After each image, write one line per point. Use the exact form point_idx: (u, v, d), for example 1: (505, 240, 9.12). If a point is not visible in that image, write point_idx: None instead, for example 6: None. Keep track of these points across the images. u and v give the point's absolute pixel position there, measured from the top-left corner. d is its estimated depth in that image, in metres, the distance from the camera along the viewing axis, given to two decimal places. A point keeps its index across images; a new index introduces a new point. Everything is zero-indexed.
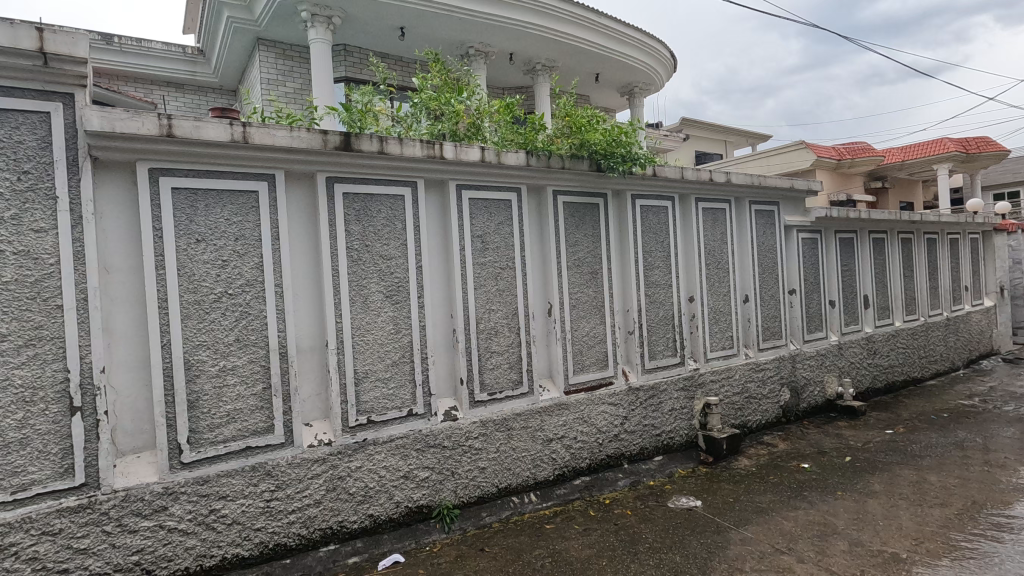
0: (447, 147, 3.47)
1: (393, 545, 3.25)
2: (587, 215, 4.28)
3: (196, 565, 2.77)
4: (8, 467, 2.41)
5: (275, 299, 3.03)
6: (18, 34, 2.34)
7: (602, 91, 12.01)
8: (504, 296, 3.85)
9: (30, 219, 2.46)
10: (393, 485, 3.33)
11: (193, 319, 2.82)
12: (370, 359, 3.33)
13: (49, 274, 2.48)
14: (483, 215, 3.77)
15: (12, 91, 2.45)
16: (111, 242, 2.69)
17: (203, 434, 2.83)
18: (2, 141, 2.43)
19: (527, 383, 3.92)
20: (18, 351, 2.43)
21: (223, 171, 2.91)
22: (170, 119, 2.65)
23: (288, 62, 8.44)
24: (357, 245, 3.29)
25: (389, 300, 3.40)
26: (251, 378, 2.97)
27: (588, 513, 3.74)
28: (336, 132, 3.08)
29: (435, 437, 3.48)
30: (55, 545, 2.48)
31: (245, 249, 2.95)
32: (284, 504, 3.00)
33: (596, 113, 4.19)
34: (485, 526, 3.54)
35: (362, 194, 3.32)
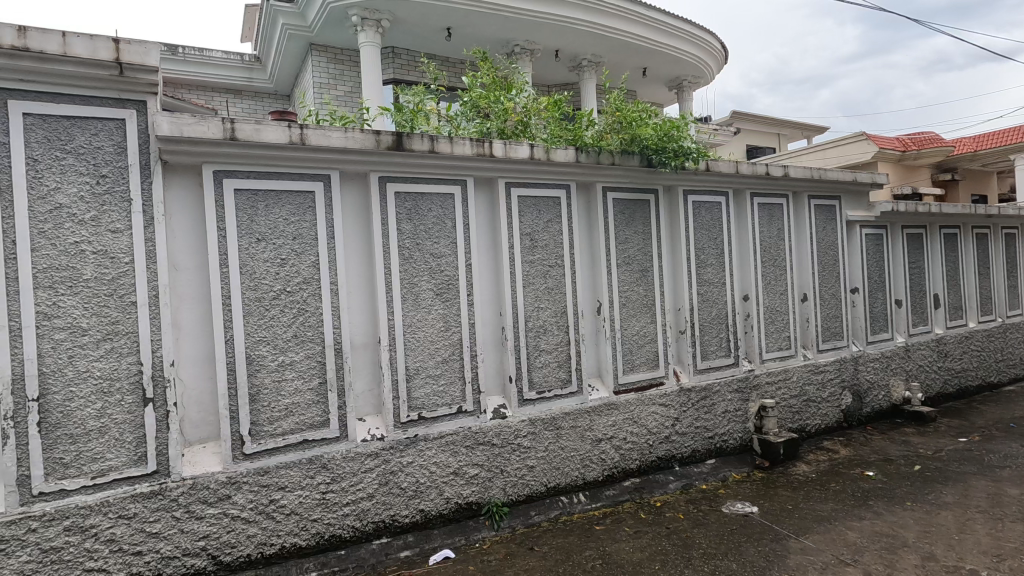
0: (497, 145, 3.47)
1: (443, 541, 3.28)
2: (638, 211, 4.19)
3: (257, 552, 2.88)
4: (89, 453, 2.57)
5: (330, 297, 3.11)
6: (97, 46, 2.49)
7: (649, 85, 11.79)
8: (552, 294, 3.82)
9: (107, 220, 2.60)
10: (443, 481, 3.36)
11: (255, 316, 2.93)
12: (421, 356, 3.37)
13: (124, 273, 2.63)
14: (533, 213, 3.75)
15: (92, 100, 2.60)
16: (179, 242, 2.82)
17: (264, 426, 2.94)
18: (83, 147, 2.58)
19: (576, 382, 3.88)
20: (97, 345, 2.58)
21: (282, 172, 3.00)
22: (233, 123, 2.75)
23: (340, 66, 8.67)
24: (408, 243, 3.33)
25: (439, 297, 3.43)
26: (308, 372, 3.06)
27: (639, 515, 3.67)
28: (389, 132, 3.13)
29: (484, 434, 3.49)
30: (130, 528, 2.62)
31: (302, 247, 3.04)
32: (339, 496, 3.07)
33: (646, 107, 4.09)
34: (534, 525, 3.52)
35: (413, 193, 3.36)
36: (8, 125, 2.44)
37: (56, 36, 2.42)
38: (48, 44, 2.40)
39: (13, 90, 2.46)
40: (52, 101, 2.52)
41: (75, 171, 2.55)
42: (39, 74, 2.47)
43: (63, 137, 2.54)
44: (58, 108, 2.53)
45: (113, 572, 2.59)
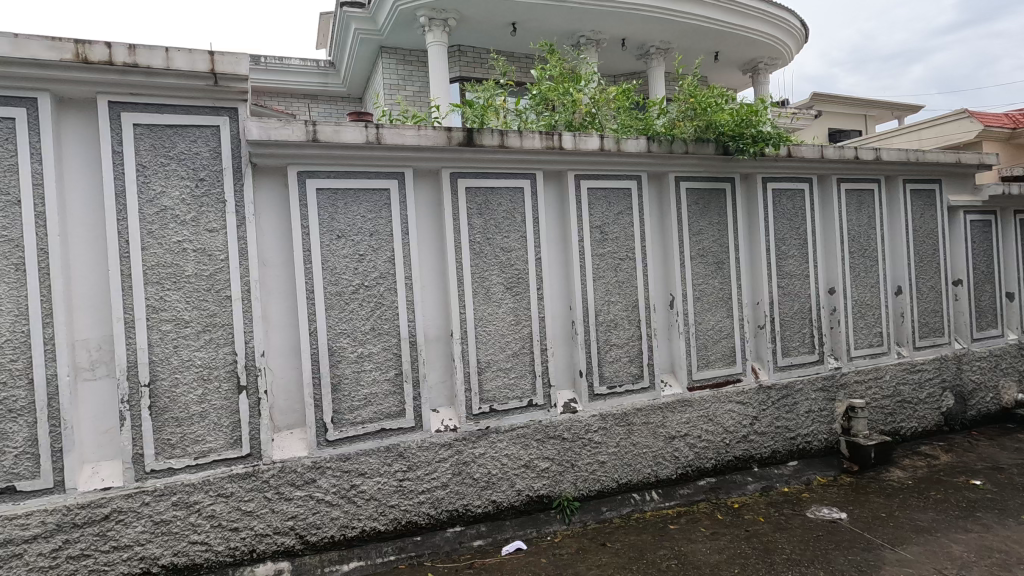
0: (567, 138, 3.43)
1: (515, 532, 3.32)
2: (713, 201, 4.03)
3: (340, 534, 3.02)
4: (192, 435, 2.79)
5: (405, 291, 3.20)
6: (195, 59, 2.68)
7: (721, 69, 11.29)
8: (623, 288, 3.75)
9: (205, 220, 2.81)
10: (514, 473, 3.39)
11: (336, 309, 3.06)
12: (492, 349, 3.41)
13: (221, 269, 2.83)
14: (603, 205, 3.69)
15: (191, 109, 2.81)
16: (268, 240, 3.00)
17: (345, 415, 3.08)
18: (183, 153, 2.79)
19: (647, 377, 3.80)
20: (198, 335, 2.79)
21: (359, 171, 3.12)
22: (315, 125, 2.89)
23: (409, 67, 8.91)
24: (479, 238, 3.37)
25: (509, 291, 3.45)
26: (385, 364, 3.17)
27: (715, 516, 3.54)
28: (460, 128, 3.18)
29: (555, 428, 3.49)
30: (229, 506, 2.83)
31: (379, 243, 3.15)
32: (415, 484, 3.17)
33: (722, 92, 3.92)
34: (605, 521, 3.48)
35: (484, 189, 3.40)
36: (121, 135, 2.68)
37: (160, 51, 2.62)
38: (153, 59, 2.61)
39: (125, 103, 2.70)
40: (158, 112, 2.75)
41: (177, 176, 2.77)
42: (146, 88, 2.69)
43: (166, 145, 2.76)
44: (163, 118, 2.75)
45: (214, 546, 2.81)
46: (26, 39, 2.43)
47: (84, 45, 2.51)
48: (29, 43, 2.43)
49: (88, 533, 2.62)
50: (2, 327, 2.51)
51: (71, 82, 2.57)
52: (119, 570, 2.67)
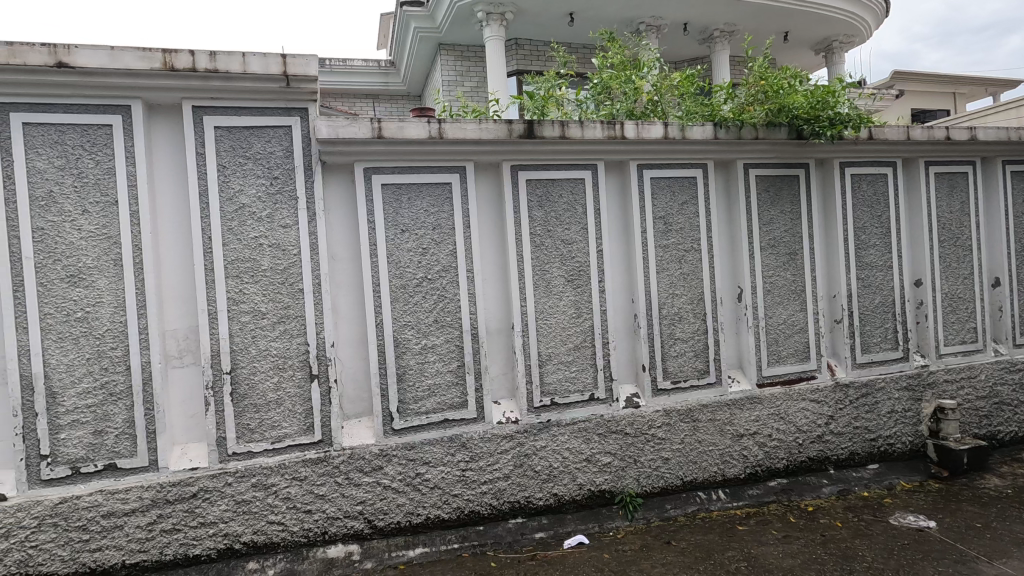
0: (629, 127, 3.35)
1: (577, 526, 3.30)
2: (785, 188, 3.83)
3: (406, 520, 3.11)
4: (269, 421, 2.94)
5: (467, 283, 3.24)
6: (269, 62, 2.80)
7: (793, 50, 10.69)
8: (688, 281, 3.63)
9: (279, 217, 2.94)
10: (576, 467, 3.37)
11: (401, 302, 3.14)
12: (553, 342, 3.39)
13: (293, 263, 2.96)
14: (666, 195, 3.58)
15: (265, 111, 2.94)
16: (336, 234, 3.10)
17: (410, 405, 3.15)
18: (259, 153, 2.93)
19: (714, 373, 3.67)
20: (274, 326, 2.94)
21: (422, 166, 3.17)
22: (380, 122, 2.96)
23: (466, 63, 8.98)
24: (539, 230, 3.36)
25: (570, 284, 3.42)
26: (448, 356, 3.22)
27: (788, 519, 3.39)
28: (521, 120, 3.17)
29: (617, 423, 3.44)
30: (303, 489, 2.97)
31: (441, 237, 3.20)
32: (478, 474, 3.21)
33: (795, 72, 3.71)
34: (669, 519, 3.40)
35: (544, 181, 3.37)
36: (204, 137, 2.85)
37: (238, 56, 2.76)
38: (232, 64, 2.76)
39: (207, 107, 2.86)
40: (236, 115, 2.90)
41: (254, 174, 2.91)
42: (225, 92, 2.84)
43: (244, 145, 2.90)
44: (240, 120, 2.90)
45: (289, 526, 2.95)
46: (121, 51, 2.63)
47: (171, 53, 2.69)
48: (123, 54, 2.63)
49: (178, 509, 2.82)
50: (103, 318, 2.74)
51: (159, 90, 2.75)
52: (205, 545, 2.86)
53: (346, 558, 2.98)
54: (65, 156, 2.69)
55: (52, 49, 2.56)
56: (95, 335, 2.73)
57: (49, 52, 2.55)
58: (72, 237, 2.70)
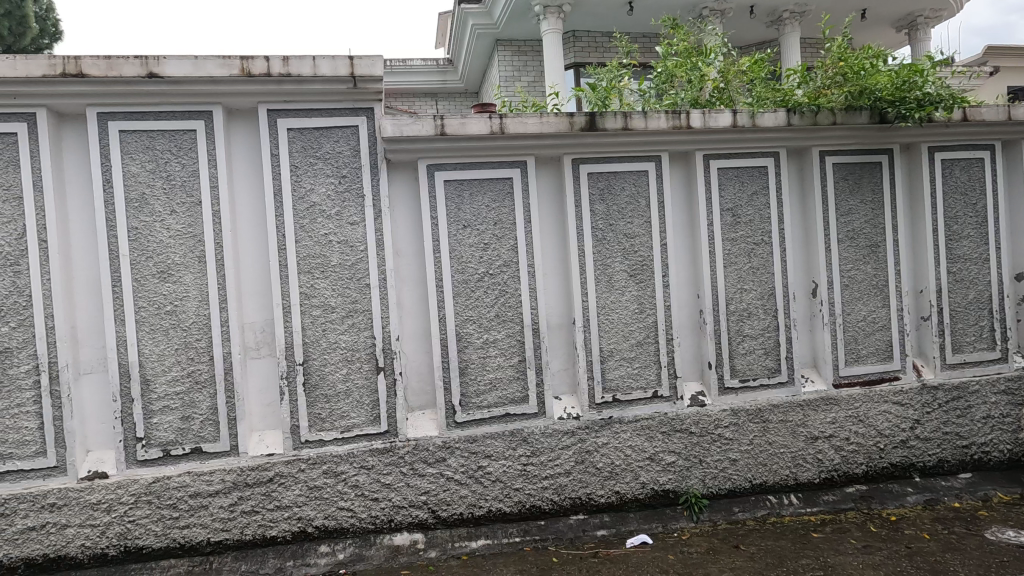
0: (695, 116, 3.24)
1: (640, 525, 3.24)
2: (866, 176, 3.58)
3: (468, 512, 3.16)
4: (338, 411, 3.06)
5: (528, 278, 3.24)
6: (338, 64, 2.90)
7: (872, 28, 9.99)
8: (758, 275, 3.48)
9: (348, 214, 3.04)
10: (639, 465, 3.31)
11: (463, 297, 3.18)
12: (615, 338, 3.34)
13: (361, 259, 3.05)
14: (734, 186, 3.44)
15: (334, 112, 3.04)
16: (401, 231, 3.18)
17: (472, 398, 3.19)
18: (329, 153, 3.03)
19: (786, 371, 3.50)
20: (343, 320, 3.05)
21: (484, 162, 3.19)
22: (442, 119, 3.01)
23: (524, 58, 8.97)
24: (601, 224, 3.31)
25: (633, 279, 3.35)
26: (509, 350, 3.23)
27: (868, 528, 3.19)
28: (582, 113, 3.13)
29: (681, 421, 3.35)
30: (370, 478, 3.07)
31: (502, 232, 3.21)
32: (539, 469, 3.21)
33: (877, 51, 3.47)
34: (737, 522, 3.28)
35: (606, 173, 3.31)
36: (278, 140, 2.98)
37: (309, 60, 2.87)
38: (303, 68, 2.87)
39: (281, 110, 2.99)
40: (306, 116, 3.01)
41: (324, 174, 3.02)
42: (297, 95, 2.96)
43: (314, 146, 3.02)
44: (311, 121, 3.01)
45: (358, 512, 3.06)
46: (204, 60, 2.79)
47: (247, 60, 2.82)
48: (206, 63, 2.79)
49: (257, 492, 2.98)
50: (190, 311, 2.93)
51: (237, 95, 2.90)
52: (281, 527, 3.01)
53: (411, 546, 3.06)
54: (155, 160, 2.89)
55: (144, 61, 2.75)
56: (182, 327, 2.92)
57: (141, 64, 2.74)
58: (162, 235, 2.89)
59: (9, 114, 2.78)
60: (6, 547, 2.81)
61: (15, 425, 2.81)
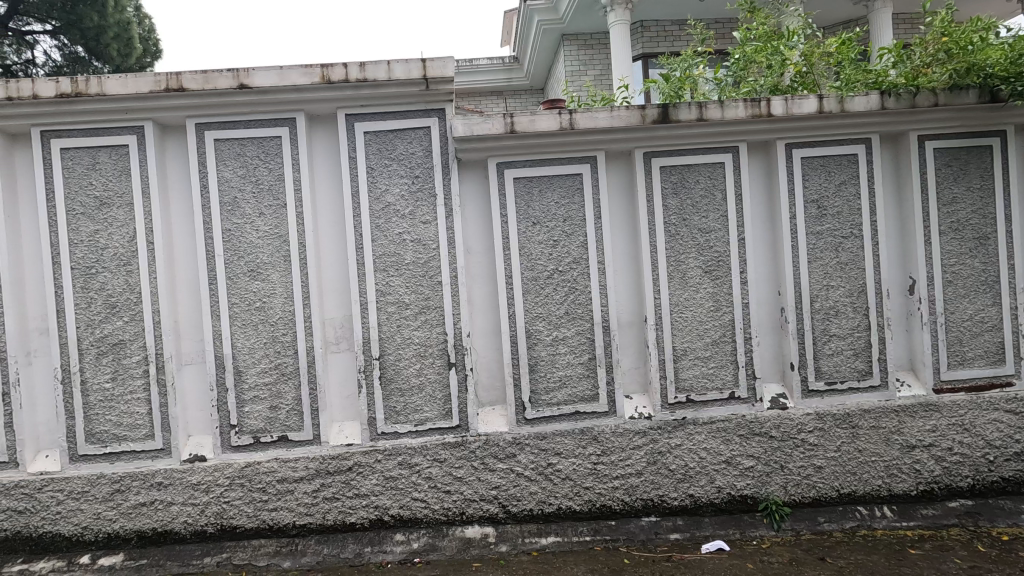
0: (776, 103, 3.07)
1: (716, 531, 3.12)
2: (973, 161, 3.26)
3: (538, 509, 3.16)
4: (412, 405, 3.15)
5: (598, 275, 3.19)
6: (411, 67, 2.98)
7: None
8: (846, 271, 3.25)
9: (421, 214, 3.12)
10: (714, 469, 3.20)
11: (533, 294, 3.18)
12: (688, 337, 3.23)
13: (433, 257, 3.13)
14: (820, 176, 3.23)
15: (407, 114, 3.12)
16: (471, 229, 3.23)
17: (542, 395, 3.19)
18: (402, 155, 3.12)
19: (878, 374, 3.26)
20: (416, 316, 3.14)
21: (554, 158, 3.17)
22: (512, 117, 3.02)
23: (590, 51, 8.86)
24: (674, 219, 3.21)
25: (708, 275, 3.23)
26: (579, 348, 3.20)
27: (975, 547, 2.92)
28: (654, 105, 3.04)
29: (760, 424, 3.20)
30: (443, 471, 3.14)
31: (572, 229, 3.18)
32: (610, 468, 3.17)
33: (987, 22, 3.16)
34: (823, 533, 3.09)
35: (679, 166, 3.20)
36: (355, 143, 3.10)
37: (384, 64, 2.97)
38: (378, 72, 2.98)
39: (357, 114, 3.11)
40: (382, 119, 3.11)
41: (398, 175, 3.12)
42: (373, 99, 3.07)
43: (389, 148, 3.12)
44: (385, 124, 3.11)
45: (431, 504, 3.15)
46: (288, 69, 2.95)
47: (327, 68, 2.97)
48: (290, 73, 2.95)
49: (337, 480, 3.13)
50: (277, 307, 3.11)
51: (317, 102, 3.05)
52: (359, 514, 3.14)
53: (483, 539, 3.11)
54: (245, 166, 3.09)
55: (235, 73, 2.94)
56: (270, 322, 3.11)
57: (233, 76, 2.94)
58: (252, 236, 3.09)
59: (121, 127, 3.06)
60: (122, 520, 3.10)
61: (128, 411, 3.10)
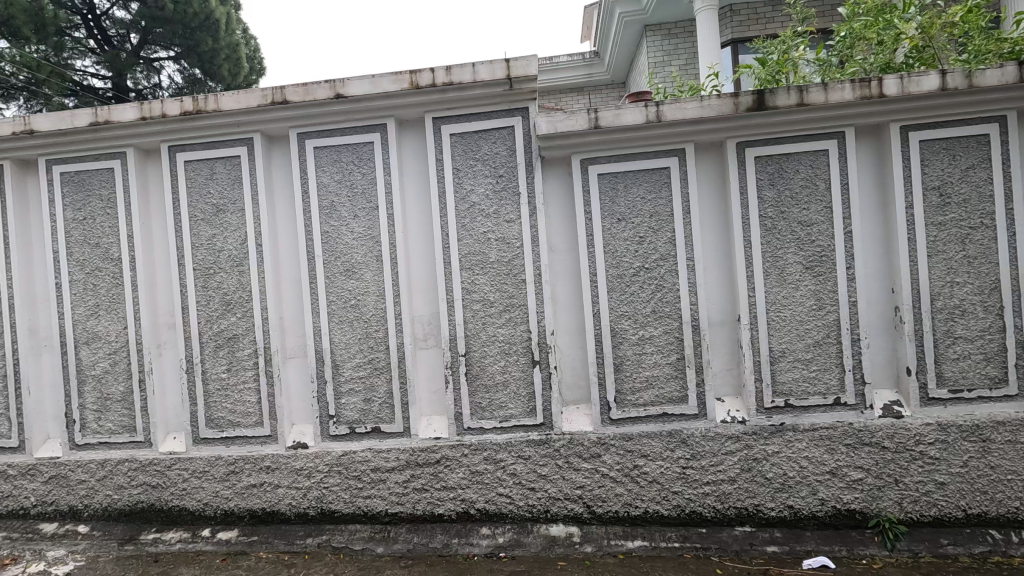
0: (890, 81, 2.78)
1: (819, 546, 2.89)
2: None
3: (624, 511, 3.10)
4: (497, 402, 3.20)
5: (687, 272, 3.07)
6: (495, 68, 3.00)
7: None
8: (976, 266, 2.91)
9: (505, 213, 3.16)
10: (817, 479, 2.98)
11: (618, 292, 3.12)
12: (787, 337, 3.03)
13: (517, 255, 3.15)
14: (943, 161, 2.91)
15: (492, 115, 3.17)
16: (555, 227, 3.22)
17: (628, 395, 3.12)
18: (487, 155, 3.17)
19: (1015, 382, 2.89)
20: (501, 314, 3.18)
21: (640, 152, 3.09)
22: (597, 112, 2.96)
23: (674, 40, 8.55)
24: (771, 212, 3.02)
25: (810, 272, 3.00)
26: (666, 347, 3.10)
27: None
28: (749, 91, 2.86)
29: (870, 433, 2.94)
30: (528, 467, 3.16)
31: (659, 225, 3.09)
32: (700, 474, 3.05)
33: None
34: (947, 557, 2.78)
35: (776, 155, 3.01)
36: (441, 145, 3.19)
37: (469, 67, 3.02)
38: (464, 75, 3.03)
39: (444, 117, 3.20)
40: (468, 120, 3.18)
41: (483, 174, 3.17)
42: (459, 101, 3.14)
43: (474, 148, 3.18)
44: (470, 125, 3.17)
45: (516, 500, 3.17)
46: (380, 77, 3.08)
47: (415, 73, 3.06)
48: (381, 80, 3.08)
49: (426, 471, 3.24)
50: (370, 304, 3.27)
51: (406, 107, 3.17)
52: (447, 506, 3.23)
53: (568, 538, 3.08)
54: (341, 171, 3.27)
55: (332, 84, 3.11)
56: (365, 319, 3.27)
57: (330, 87, 3.11)
58: (348, 238, 3.27)
59: (234, 139, 3.34)
60: (236, 498, 3.39)
61: (241, 399, 3.38)
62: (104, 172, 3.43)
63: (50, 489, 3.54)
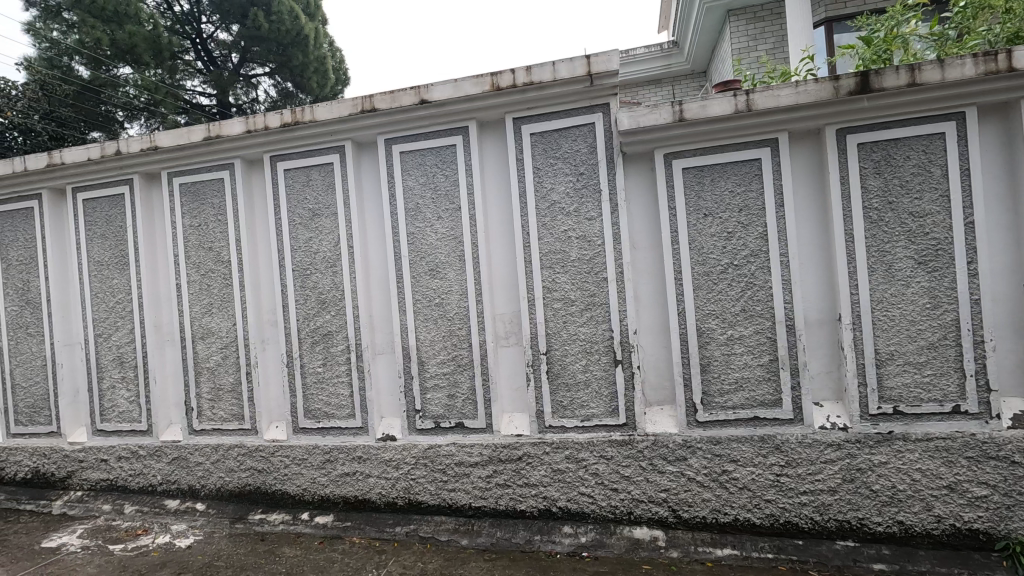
0: (1021, 53, 2.47)
1: (935, 567, 2.64)
2: None
3: (712, 517, 2.99)
4: (579, 401, 3.19)
5: (781, 269, 2.91)
6: (576, 65, 2.98)
7: None
8: None
9: (586, 211, 3.13)
10: (932, 494, 2.73)
11: (704, 290, 3.01)
12: (896, 338, 2.79)
13: (598, 253, 3.12)
14: None
15: (572, 112, 3.15)
16: (637, 224, 3.15)
17: (715, 397, 3.01)
18: (567, 153, 3.16)
19: None
20: (582, 313, 3.16)
21: (727, 144, 2.96)
22: (681, 104, 2.86)
23: (759, 24, 8.12)
24: (877, 203, 2.80)
25: (923, 267, 2.75)
26: (758, 348, 2.96)
27: None
28: (850, 74, 2.65)
29: (998, 446, 2.65)
30: (610, 468, 3.12)
31: (749, 219, 2.95)
32: (796, 482, 2.88)
33: None
34: None
35: (883, 142, 2.78)
36: (522, 144, 3.22)
37: (549, 65, 3.01)
38: (544, 74, 3.02)
39: (524, 117, 3.22)
40: (548, 119, 3.19)
41: (563, 172, 3.16)
42: (539, 100, 3.15)
43: (554, 147, 3.18)
44: (551, 123, 3.18)
45: (598, 500, 3.15)
46: (461, 81, 3.15)
47: (496, 76, 3.10)
48: (463, 84, 3.15)
49: (508, 468, 3.28)
50: (453, 303, 3.36)
51: (487, 109, 3.22)
52: (529, 502, 3.26)
53: (652, 541, 3.01)
54: (426, 174, 3.38)
55: (416, 90, 3.22)
56: (448, 317, 3.37)
57: (414, 92, 3.22)
58: (432, 239, 3.37)
59: (327, 147, 3.54)
60: (331, 486, 3.60)
61: (336, 392, 3.59)
62: (216, 182, 3.76)
63: (173, 469, 3.93)
